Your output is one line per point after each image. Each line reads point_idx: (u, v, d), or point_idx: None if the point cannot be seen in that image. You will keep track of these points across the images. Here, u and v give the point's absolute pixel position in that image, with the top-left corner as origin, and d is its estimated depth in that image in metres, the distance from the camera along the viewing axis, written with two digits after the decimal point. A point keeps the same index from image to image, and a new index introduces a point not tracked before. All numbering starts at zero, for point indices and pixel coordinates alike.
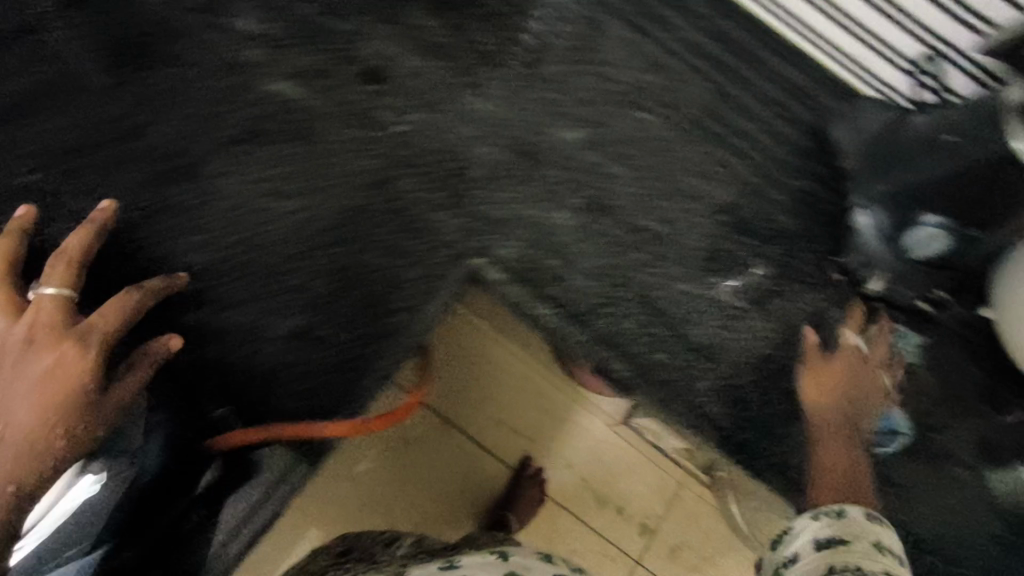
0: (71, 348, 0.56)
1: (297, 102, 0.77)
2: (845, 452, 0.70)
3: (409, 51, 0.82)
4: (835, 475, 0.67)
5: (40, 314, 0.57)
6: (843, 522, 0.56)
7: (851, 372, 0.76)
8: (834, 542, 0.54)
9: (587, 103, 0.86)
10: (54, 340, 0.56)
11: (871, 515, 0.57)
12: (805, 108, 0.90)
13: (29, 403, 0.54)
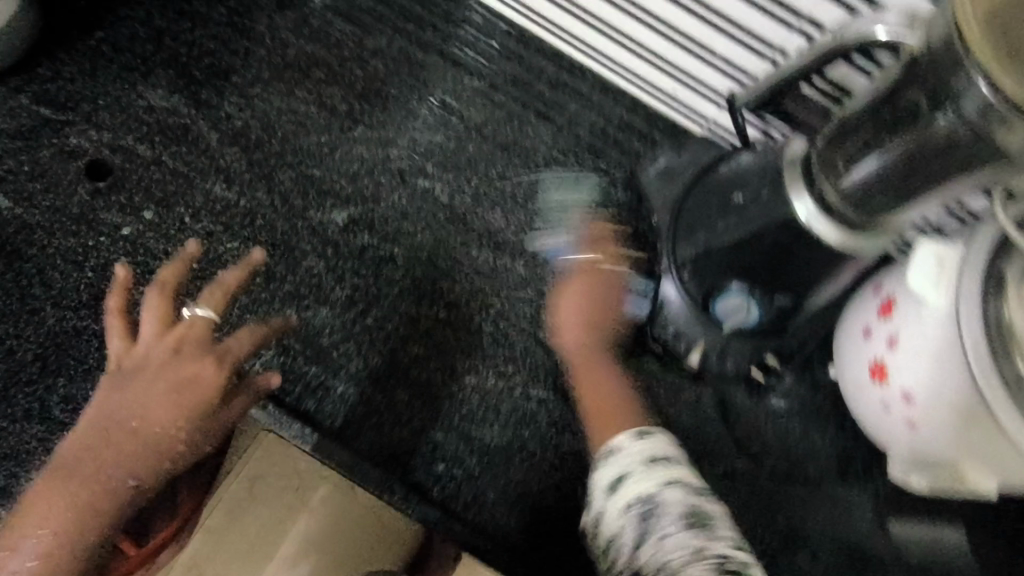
0: (182, 349, 0.51)
1: (6, 213, 0.69)
2: (607, 377, 0.65)
3: (138, 138, 0.74)
4: (607, 400, 0.63)
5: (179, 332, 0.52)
6: (636, 447, 0.52)
7: (573, 291, 0.69)
8: (631, 471, 0.51)
9: (352, 178, 0.76)
10: (175, 346, 0.51)
11: (655, 434, 0.54)
12: (613, 158, 0.83)
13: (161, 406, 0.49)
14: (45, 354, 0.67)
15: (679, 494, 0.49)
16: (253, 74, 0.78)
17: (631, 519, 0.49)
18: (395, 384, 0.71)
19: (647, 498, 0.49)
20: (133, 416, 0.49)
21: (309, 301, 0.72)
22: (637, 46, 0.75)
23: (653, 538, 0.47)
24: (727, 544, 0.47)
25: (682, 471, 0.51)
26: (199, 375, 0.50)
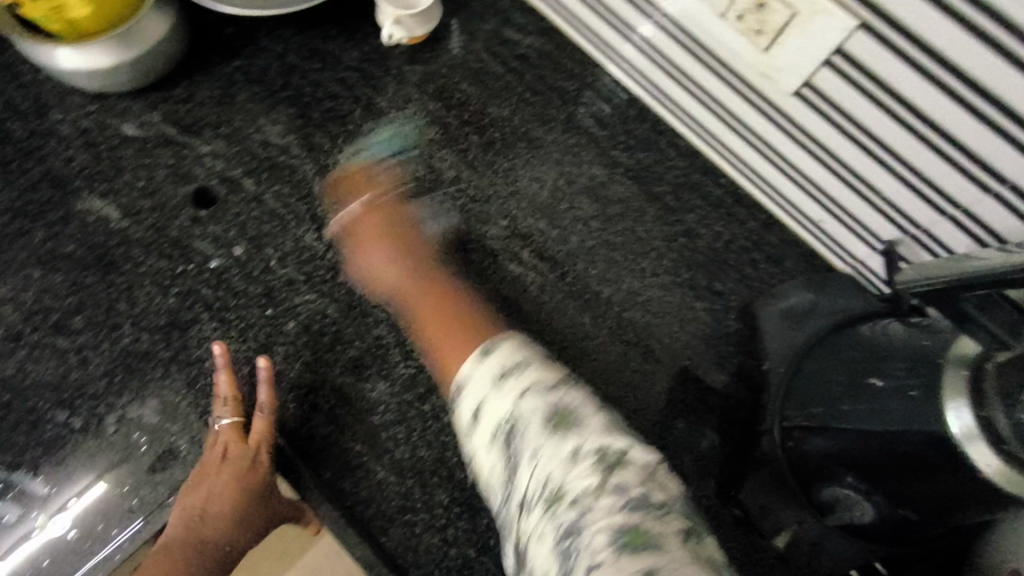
0: (237, 458, 0.61)
1: (113, 225, 0.71)
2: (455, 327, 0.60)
3: (247, 172, 0.74)
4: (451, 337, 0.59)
5: (224, 443, 0.61)
6: (479, 368, 0.44)
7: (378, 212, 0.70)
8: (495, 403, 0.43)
9: (443, 251, 0.72)
10: (223, 454, 0.61)
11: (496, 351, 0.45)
12: (731, 280, 0.73)
13: (227, 502, 0.59)
14: (111, 373, 0.66)
15: (537, 401, 0.42)
16: (371, 126, 0.77)
17: (520, 457, 0.41)
18: (437, 486, 0.64)
19: (512, 411, 0.42)
20: (196, 547, 0.58)
21: (369, 373, 0.68)
22: (786, 164, 0.67)
23: (523, 457, 0.41)
24: (601, 433, 0.41)
25: (569, 395, 0.43)
26: (257, 479, 0.61)
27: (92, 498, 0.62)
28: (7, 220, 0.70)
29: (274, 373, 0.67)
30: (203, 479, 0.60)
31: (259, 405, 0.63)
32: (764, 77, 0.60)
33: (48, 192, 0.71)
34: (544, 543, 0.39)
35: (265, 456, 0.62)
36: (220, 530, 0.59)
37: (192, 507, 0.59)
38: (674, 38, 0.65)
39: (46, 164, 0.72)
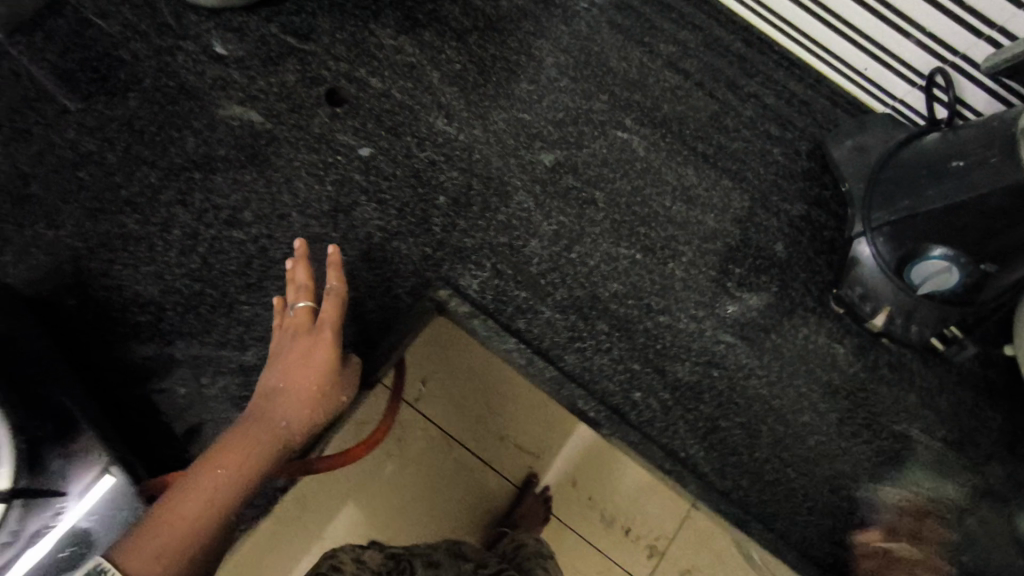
0: (308, 336, 0.62)
1: (258, 127, 0.75)
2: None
3: (370, 72, 0.80)
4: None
5: (297, 323, 0.63)
6: None
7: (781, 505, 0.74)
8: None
9: (558, 125, 0.82)
10: (292, 335, 0.63)
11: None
12: (798, 128, 0.87)
13: (297, 372, 0.61)
14: (289, 255, 0.72)
15: None
16: (472, 23, 0.84)
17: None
18: (597, 316, 0.75)
19: None
20: (267, 417, 0.59)
21: (520, 233, 0.77)
22: (849, 28, 0.79)
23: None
24: None
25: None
26: (325, 351, 0.62)
27: None
28: (151, 129, 0.73)
29: (437, 242, 0.75)
30: (277, 354, 0.63)
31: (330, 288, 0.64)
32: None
33: (186, 102, 0.75)
34: None
35: (331, 331, 0.62)
36: (289, 402, 0.60)
37: (267, 383, 0.61)
38: None
39: (177, 76, 0.76)
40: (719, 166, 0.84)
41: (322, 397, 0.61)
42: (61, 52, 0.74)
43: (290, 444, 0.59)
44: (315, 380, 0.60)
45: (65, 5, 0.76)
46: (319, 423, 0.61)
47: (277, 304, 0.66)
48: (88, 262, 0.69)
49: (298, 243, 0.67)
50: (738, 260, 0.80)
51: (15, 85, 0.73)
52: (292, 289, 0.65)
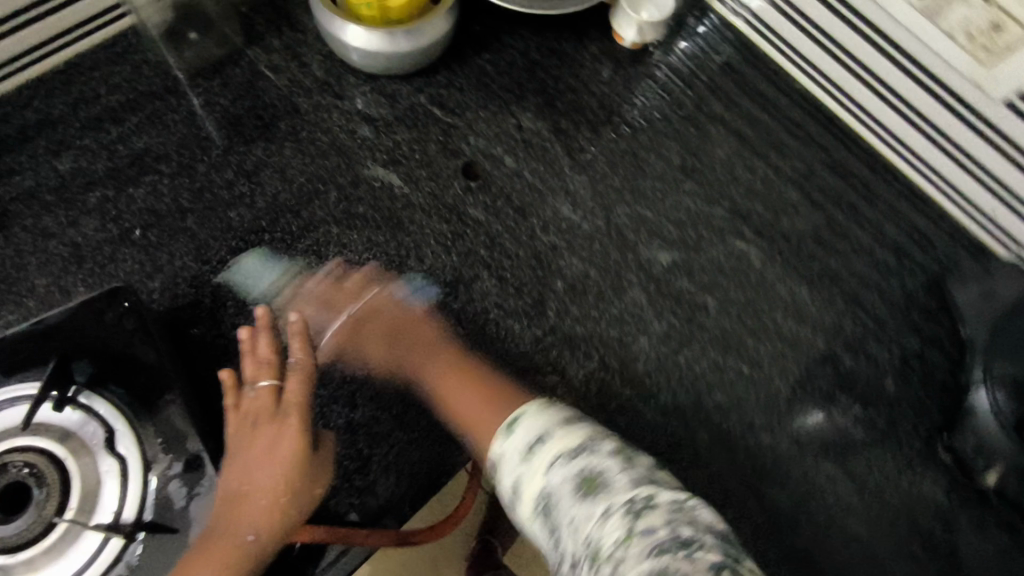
0: (272, 424, 0.61)
1: (397, 191, 0.79)
2: (465, 382, 0.68)
3: (507, 151, 0.83)
4: (378, 347, 0.73)
5: (260, 407, 0.62)
6: (523, 435, 0.54)
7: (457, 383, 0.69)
8: (513, 446, 0.54)
9: (680, 226, 0.83)
10: (254, 421, 0.62)
11: (524, 417, 0.56)
12: (914, 262, 0.87)
13: (266, 469, 0.59)
14: (411, 320, 0.74)
15: (567, 469, 0.51)
16: (607, 116, 0.87)
17: (544, 522, 0.50)
18: (698, 425, 0.74)
19: (543, 490, 0.51)
20: (235, 522, 0.56)
21: (630, 329, 0.77)
22: (985, 173, 0.81)
23: (570, 515, 0.49)
24: (622, 489, 0.49)
25: (541, 429, 0.54)
26: (293, 440, 0.61)
27: (400, 424, 0.70)
28: (299, 180, 0.77)
29: (550, 326, 0.76)
30: (236, 442, 0.61)
31: (295, 366, 0.64)
32: (978, 88, 0.74)
33: (334, 158, 0.79)
34: (598, 523, 0.47)
35: (297, 417, 0.62)
36: (256, 507, 0.57)
37: (229, 481, 0.58)
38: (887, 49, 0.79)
39: (329, 133, 0.80)
40: (833, 288, 0.84)
41: (289, 495, 0.59)
42: (232, 98, 0.80)
43: (262, 553, 0.57)
44: (285, 476, 0.59)
45: (243, 56, 0.82)
46: (292, 522, 0.59)
47: (229, 378, 0.64)
48: (223, 300, 0.71)
49: (259, 310, 0.67)
50: (846, 389, 0.79)
51: (188, 122, 0.78)
52: (249, 366, 0.65)
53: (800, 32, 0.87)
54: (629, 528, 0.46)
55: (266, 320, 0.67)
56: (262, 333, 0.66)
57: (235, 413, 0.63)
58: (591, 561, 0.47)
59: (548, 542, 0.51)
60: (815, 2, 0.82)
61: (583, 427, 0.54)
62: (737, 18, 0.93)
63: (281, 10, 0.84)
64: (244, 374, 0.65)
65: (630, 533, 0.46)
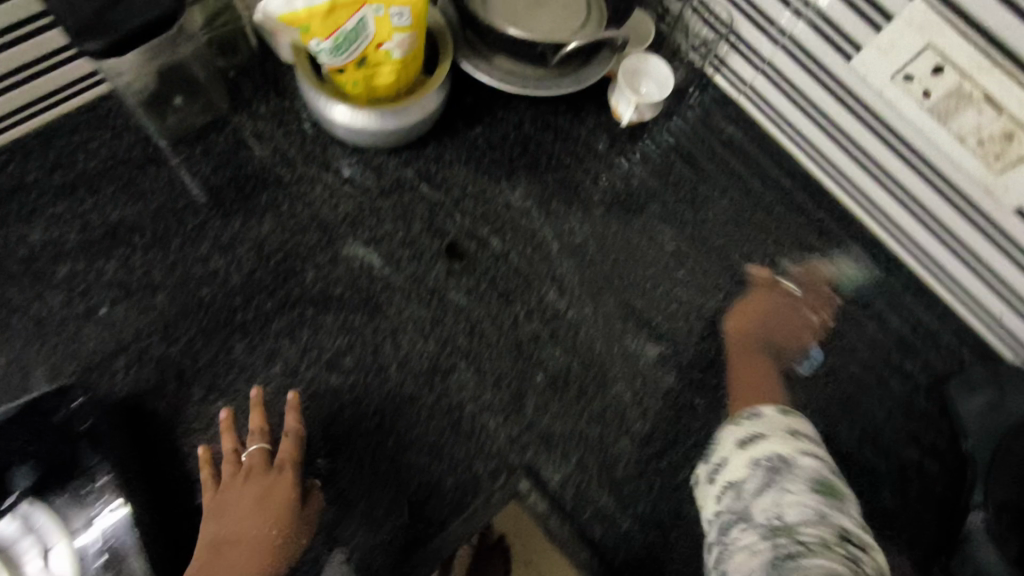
0: (264, 480, 0.64)
1: (377, 271, 0.76)
2: (767, 379, 0.76)
3: (493, 232, 0.80)
4: (769, 319, 0.80)
5: (249, 469, 0.64)
6: (774, 418, 0.66)
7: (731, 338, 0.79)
8: (775, 417, 0.67)
9: (670, 317, 0.80)
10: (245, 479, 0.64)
11: (797, 415, 0.68)
12: (915, 362, 0.83)
13: (256, 520, 0.62)
14: (382, 411, 0.71)
15: (807, 460, 0.62)
16: (600, 197, 0.84)
17: (758, 475, 0.62)
18: (676, 536, 0.71)
19: (776, 456, 0.62)
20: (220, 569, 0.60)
21: (612, 427, 0.74)
22: (992, 274, 0.78)
23: (779, 489, 0.59)
24: (841, 513, 0.58)
25: (806, 428, 0.66)
26: (281, 495, 0.63)
27: (363, 530, 0.67)
28: (276, 256, 0.75)
29: (527, 423, 0.73)
30: (225, 496, 0.63)
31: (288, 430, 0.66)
32: (989, 192, 0.71)
33: (314, 233, 0.77)
34: (780, 499, 0.58)
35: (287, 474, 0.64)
36: (242, 556, 0.60)
37: (218, 530, 0.62)
38: (889, 144, 0.76)
39: (311, 206, 0.78)
40: (831, 387, 0.80)
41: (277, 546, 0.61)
42: (214, 167, 0.78)
43: None
44: (273, 528, 0.62)
45: (228, 123, 0.80)
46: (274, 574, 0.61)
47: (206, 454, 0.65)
48: (188, 385, 0.69)
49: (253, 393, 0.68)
50: None
51: (166, 193, 0.76)
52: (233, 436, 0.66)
53: (805, 118, 0.83)
54: (834, 529, 0.55)
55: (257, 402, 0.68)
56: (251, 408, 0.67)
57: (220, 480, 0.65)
58: (764, 526, 0.57)
59: (745, 488, 0.62)
60: (819, 91, 0.79)
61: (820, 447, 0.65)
62: (741, 95, 0.90)
63: (270, 77, 0.82)
64: (230, 443, 0.66)
65: (842, 536, 0.55)
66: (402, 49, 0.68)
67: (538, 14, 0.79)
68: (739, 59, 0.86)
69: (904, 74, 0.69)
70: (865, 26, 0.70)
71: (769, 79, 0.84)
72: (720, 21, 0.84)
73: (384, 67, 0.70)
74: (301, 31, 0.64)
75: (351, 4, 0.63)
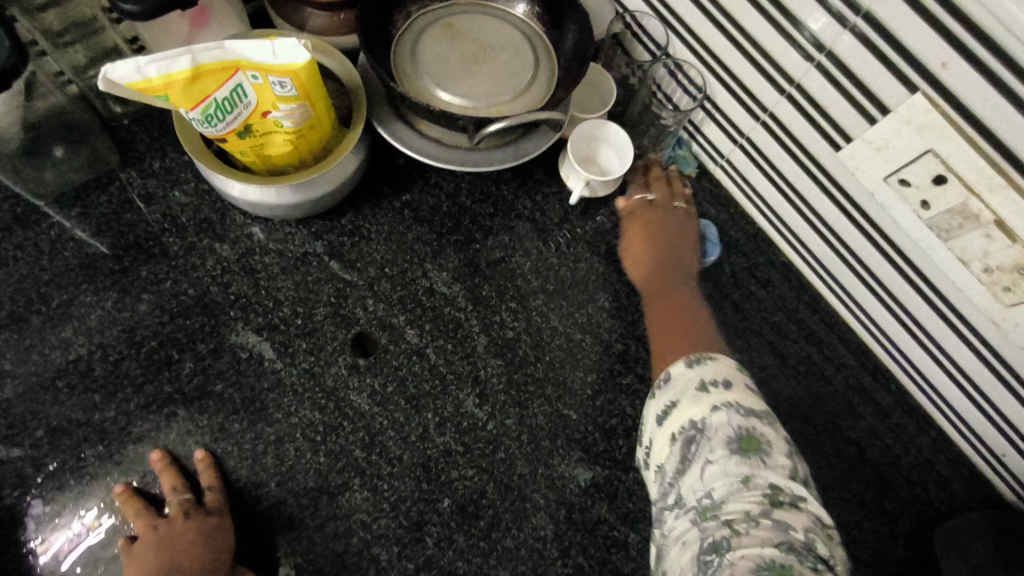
0: (192, 535, 0.58)
1: (267, 365, 0.66)
2: (690, 309, 0.67)
3: (409, 321, 0.69)
4: (648, 246, 0.71)
5: (170, 527, 0.58)
6: (689, 372, 0.53)
7: (642, 258, 0.71)
8: (694, 376, 0.53)
9: (609, 434, 0.68)
10: (166, 539, 0.58)
11: (714, 359, 0.54)
12: (900, 500, 0.70)
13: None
14: (253, 537, 0.61)
15: (727, 419, 0.49)
16: (540, 282, 0.72)
17: (678, 449, 0.50)
18: None
19: (694, 424, 0.50)
20: None
21: (525, 569, 0.63)
22: (995, 408, 0.65)
23: (697, 462, 0.48)
24: (777, 472, 0.47)
25: (722, 370, 0.52)
26: (217, 544, 0.58)
27: None
28: (149, 342, 0.65)
29: (426, 558, 0.62)
30: (160, 547, 0.57)
31: (207, 485, 0.61)
32: (996, 325, 0.58)
33: (197, 316, 0.67)
34: (708, 483, 0.47)
35: (219, 525, 0.59)
36: None
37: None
38: (880, 247, 0.64)
39: (198, 284, 0.68)
40: None
41: None
42: (91, 234, 0.68)
43: None
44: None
45: (114, 180, 0.71)
46: None
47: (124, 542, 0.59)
48: (28, 495, 0.60)
49: (155, 457, 0.61)
50: None
51: (32, 262, 0.67)
52: (143, 507, 0.59)
53: (786, 204, 0.71)
54: (756, 491, 0.46)
55: (165, 462, 0.61)
56: (162, 471, 0.61)
57: (136, 550, 0.58)
58: (698, 513, 0.47)
59: (668, 470, 0.51)
60: (801, 175, 0.66)
61: (751, 390, 0.52)
62: (717, 167, 0.77)
63: (169, 128, 0.73)
64: (140, 514, 0.59)
65: (772, 499, 0.45)
66: (293, 119, 0.59)
67: (474, 72, 0.67)
68: (715, 128, 0.74)
69: (899, 178, 0.56)
70: (855, 114, 0.57)
71: (749, 154, 0.72)
72: (695, 85, 0.72)
73: (276, 136, 0.60)
74: (162, 100, 0.53)
75: (221, 71, 0.53)
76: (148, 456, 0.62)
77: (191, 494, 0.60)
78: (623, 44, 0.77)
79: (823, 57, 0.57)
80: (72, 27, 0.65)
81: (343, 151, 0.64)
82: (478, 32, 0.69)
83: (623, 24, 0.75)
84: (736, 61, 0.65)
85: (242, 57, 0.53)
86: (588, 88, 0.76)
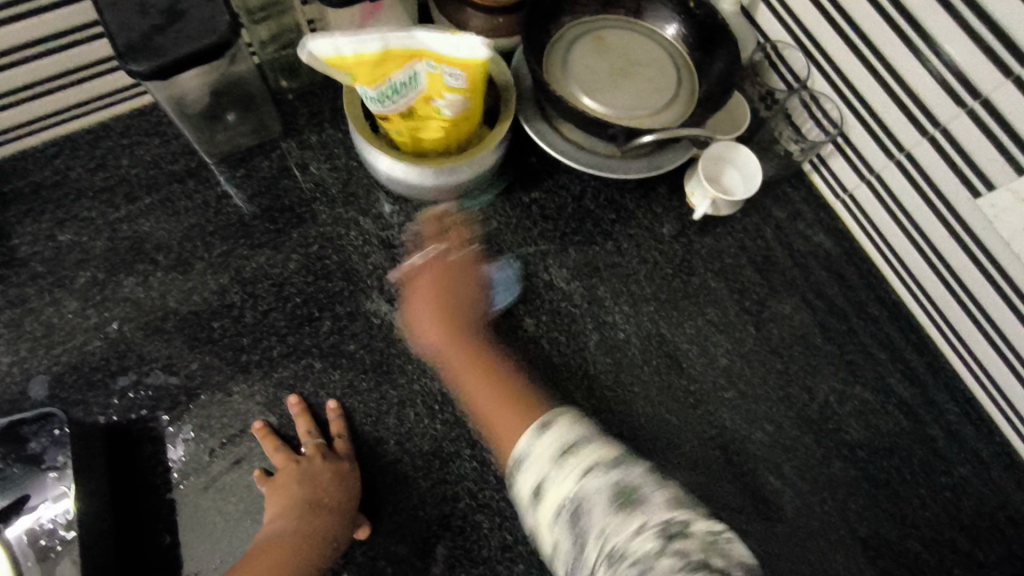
0: (324, 472, 0.64)
1: (396, 333, 0.71)
2: (475, 368, 0.66)
3: (528, 310, 0.73)
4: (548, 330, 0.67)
5: (305, 462, 0.64)
6: None
7: (424, 310, 0.69)
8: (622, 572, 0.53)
9: (706, 444, 0.71)
10: (303, 472, 0.64)
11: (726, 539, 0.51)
12: (993, 554, 0.70)
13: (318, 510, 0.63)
14: (370, 488, 0.67)
15: (599, 480, 0.53)
16: (654, 290, 0.76)
17: (562, 526, 0.53)
18: None
19: (573, 496, 0.53)
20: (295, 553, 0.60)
21: None
22: None
23: (592, 533, 0.52)
24: (677, 510, 0.52)
25: None
26: (344, 484, 0.64)
27: None
28: (294, 298, 0.72)
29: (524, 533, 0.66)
30: (297, 480, 0.63)
31: (336, 433, 0.67)
32: None
33: (337, 281, 0.73)
34: (606, 531, 0.51)
35: (347, 466, 0.65)
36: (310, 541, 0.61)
37: (305, 517, 0.62)
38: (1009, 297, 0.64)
39: (342, 251, 0.74)
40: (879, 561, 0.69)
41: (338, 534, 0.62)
42: (253, 194, 0.75)
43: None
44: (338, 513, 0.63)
45: (276, 148, 0.77)
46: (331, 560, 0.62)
47: (262, 473, 0.65)
48: (179, 419, 0.67)
49: (293, 402, 0.68)
50: None
51: (201, 214, 0.74)
52: (281, 445, 0.66)
53: (908, 245, 0.72)
54: (631, 502, 0.52)
55: (302, 408, 0.68)
56: (300, 416, 0.67)
57: (276, 479, 0.64)
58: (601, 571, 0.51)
59: (567, 547, 0.53)
60: (932, 217, 0.67)
61: (595, 443, 0.56)
62: (838, 201, 0.79)
63: (329, 106, 0.79)
64: (279, 451, 0.66)
65: (624, 498, 0.52)
66: (454, 108, 0.64)
67: (621, 84, 0.72)
68: (844, 163, 0.75)
69: None
70: (1005, 164, 0.58)
71: (875, 192, 0.73)
72: (830, 120, 0.73)
73: (433, 121, 0.65)
74: (347, 76, 0.59)
75: (405, 56, 0.58)
76: (285, 401, 0.68)
77: (323, 439, 0.67)
78: (760, 73, 0.79)
79: (978, 104, 0.58)
80: (269, 7, 0.71)
81: (488, 143, 0.68)
82: (626, 47, 0.73)
83: (763, 53, 0.77)
84: (880, 100, 0.67)
85: (426, 46, 0.58)
86: (724, 112, 0.78)
